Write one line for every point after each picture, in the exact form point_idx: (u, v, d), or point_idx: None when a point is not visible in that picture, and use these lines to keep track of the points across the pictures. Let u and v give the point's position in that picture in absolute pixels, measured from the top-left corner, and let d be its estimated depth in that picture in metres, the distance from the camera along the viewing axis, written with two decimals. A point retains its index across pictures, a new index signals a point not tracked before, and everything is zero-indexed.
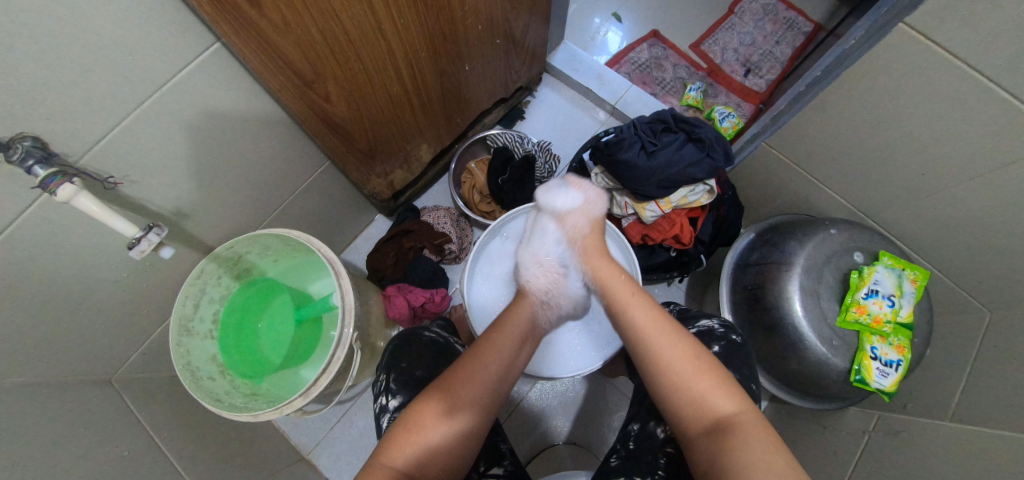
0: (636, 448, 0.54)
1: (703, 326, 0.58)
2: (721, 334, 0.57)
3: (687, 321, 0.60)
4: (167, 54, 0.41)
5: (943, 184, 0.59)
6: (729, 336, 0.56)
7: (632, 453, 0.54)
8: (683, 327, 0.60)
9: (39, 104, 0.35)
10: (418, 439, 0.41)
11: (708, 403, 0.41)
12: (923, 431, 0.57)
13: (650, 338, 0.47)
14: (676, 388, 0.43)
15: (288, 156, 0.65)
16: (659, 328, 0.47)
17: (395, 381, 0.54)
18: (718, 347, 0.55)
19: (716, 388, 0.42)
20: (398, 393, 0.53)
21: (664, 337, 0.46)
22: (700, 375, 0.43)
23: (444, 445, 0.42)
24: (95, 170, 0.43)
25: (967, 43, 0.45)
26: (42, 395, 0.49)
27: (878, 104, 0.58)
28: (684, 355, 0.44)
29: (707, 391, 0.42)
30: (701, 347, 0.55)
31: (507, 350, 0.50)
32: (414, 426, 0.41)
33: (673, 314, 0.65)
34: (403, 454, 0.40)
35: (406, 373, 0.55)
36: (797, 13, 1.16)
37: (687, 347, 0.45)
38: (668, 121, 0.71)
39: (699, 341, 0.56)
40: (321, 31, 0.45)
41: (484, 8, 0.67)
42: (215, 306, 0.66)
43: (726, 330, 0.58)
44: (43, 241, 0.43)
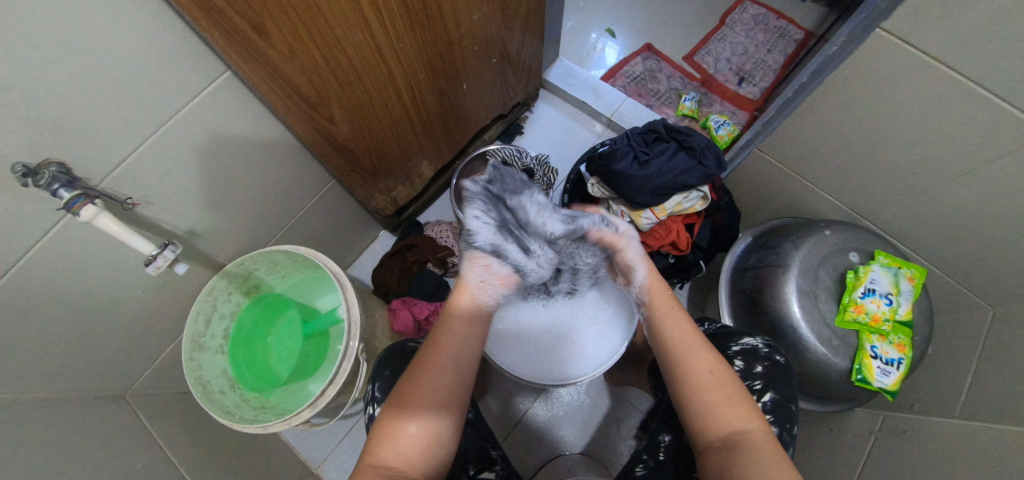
0: (667, 460, 0.55)
1: (746, 344, 0.57)
2: (766, 354, 0.56)
3: (728, 336, 0.59)
4: (183, 82, 0.44)
5: (933, 182, 0.60)
6: (773, 356, 0.55)
7: (662, 464, 0.55)
8: (724, 343, 0.59)
9: (65, 130, 0.38)
10: (400, 440, 0.41)
11: (720, 418, 0.42)
12: (930, 429, 0.57)
13: (678, 346, 0.49)
14: (693, 397, 0.45)
15: (296, 175, 0.68)
16: (687, 339, 0.49)
17: (379, 390, 0.55)
18: (760, 368, 0.54)
19: (727, 404, 0.43)
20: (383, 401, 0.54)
21: (691, 348, 0.48)
22: (717, 389, 0.44)
23: (428, 449, 0.42)
24: (114, 192, 0.46)
25: (940, 43, 0.47)
26: (59, 409, 0.50)
27: (863, 106, 0.59)
28: (704, 367, 0.46)
29: (722, 407, 0.43)
30: (743, 366, 0.55)
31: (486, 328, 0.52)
32: (394, 423, 0.42)
33: (707, 328, 0.63)
34: (383, 449, 0.41)
35: (390, 381, 0.56)
36: (787, 23, 1.19)
37: (710, 361, 0.47)
38: (660, 131, 0.73)
39: (744, 361, 0.55)
40: (325, 56, 0.48)
41: (480, 30, 0.71)
42: (226, 322, 0.68)
43: (770, 349, 0.56)
44: (65, 259, 0.46)
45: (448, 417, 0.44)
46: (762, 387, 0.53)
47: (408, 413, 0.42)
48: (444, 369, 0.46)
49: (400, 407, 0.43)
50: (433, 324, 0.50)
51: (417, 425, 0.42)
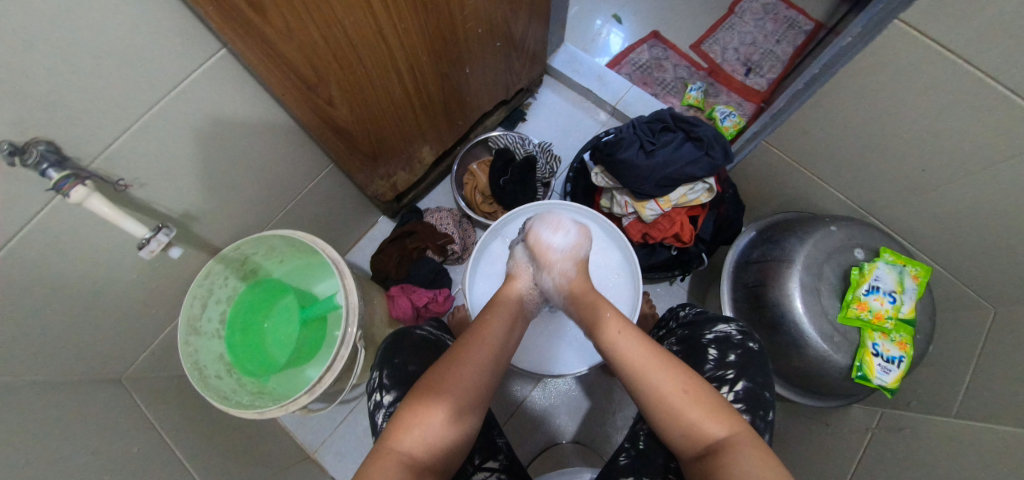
0: (646, 449, 0.54)
1: (720, 332, 0.56)
2: (738, 342, 0.55)
3: (703, 326, 0.59)
4: (174, 61, 0.42)
5: (943, 180, 0.59)
6: (746, 344, 0.55)
7: (642, 454, 0.54)
8: (699, 332, 0.59)
9: (52, 109, 0.36)
10: (422, 429, 0.41)
11: (701, 431, 0.41)
12: (927, 427, 0.57)
13: (643, 371, 0.46)
14: (669, 419, 0.43)
15: (293, 159, 0.66)
16: (653, 361, 0.46)
17: (388, 377, 0.55)
18: (733, 356, 0.54)
19: (711, 415, 0.42)
20: (391, 389, 0.54)
21: (655, 371, 0.45)
22: (693, 406, 0.43)
23: (446, 439, 0.42)
24: (106, 173, 0.44)
25: (961, 38, 0.45)
26: (52, 394, 0.50)
27: (877, 101, 0.58)
28: (676, 387, 0.44)
29: (702, 422, 0.42)
30: (716, 354, 0.54)
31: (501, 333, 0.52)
32: (418, 414, 0.41)
33: (689, 316, 0.64)
34: (407, 439, 0.40)
35: (399, 369, 0.55)
36: (798, 12, 1.16)
37: (679, 378, 0.44)
38: (666, 121, 0.71)
39: (717, 349, 0.55)
40: (324, 36, 0.46)
41: (484, 12, 0.68)
42: (222, 306, 0.67)
43: (743, 336, 0.56)
44: (56, 242, 0.44)
45: (471, 408, 0.44)
46: (735, 376, 0.52)
47: (434, 398, 0.42)
48: (473, 366, 0.46)
49: (425, 397, 0.42)
50: (463, 333, 0.50)
51: (444, 417, 0.42)
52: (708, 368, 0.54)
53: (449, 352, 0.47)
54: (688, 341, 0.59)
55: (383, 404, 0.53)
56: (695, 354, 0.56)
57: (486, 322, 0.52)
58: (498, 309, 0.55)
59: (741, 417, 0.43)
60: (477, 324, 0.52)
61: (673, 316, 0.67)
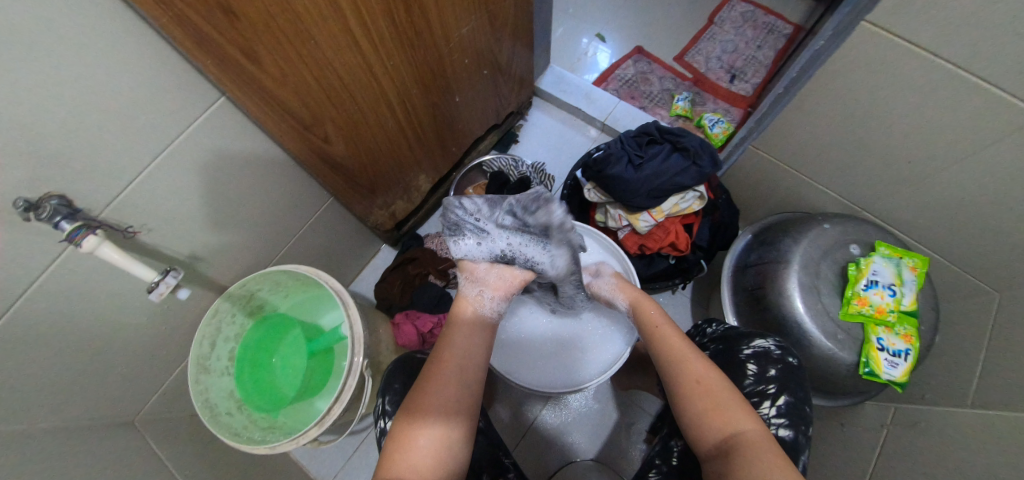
0: (680, 465, 0.53)
1: (759, 347, 0.54)
2: (779, 356, 0.53)
3: (740, 339, 0.57)
4: (177, 111, 0.45)
5: (930, 171, 0.60)
6: (787, 358, 0.52)
7: (676, 470, 0.53)
8: (736, 346, 0.56)
9: (65, 163, 0.39)
10: (411, 449, 0.41)
11: (717, 423, 0.42)
12: (942, 419, 0.56)
13: (676, 359, 0.49)
14: (689, 405, 0.45)
15: (294, 194, 0.69)
16: (682, 350, 0.49)
17: (390, 404, 0.55)
18: (774, 371, 0.52)
19: (728, 408, 0.43)
20: (393, 415, 0.54)
21: (688, 359, 0.48)
22: (714, 395, 0.44)
23: (435, 463, 0.41)
24: (115, 221, 0.46)
25: (924, 33, 0.47)
26: (66, 440, 0.50)
27: (855, 99, 0.59)
28: (701, 376, 0.46)
29: (717, 414, 0.43)
30: (756, 370, 0.52)
31: (465, 341, 0.50)
32: (405, 435, 0.42)
33: (718, 331, 0.61)
34: (395, 465, 0.40)
35: (399, 394, 0.55)
36: (775, 18, 1.20)
37: (707, 368, 0.47)
38: (652, 133, 0.73)
39: (756, 364, 0.53)
40: (317, 78, 0.49)
41: (469, 42, 0.72)
42: (231, 344, 0.69)
43: (783, 351, 0.54)
44: (69, 290, 0.46)
45: (458, 424, 0.44)
46: (776, 392, 0.50)
47: (419, 413, 0.43)
48: (463, 337, 0.50)
49: (410, 418, 0.43)
50: (440, 331, 0.52)
51: (425, 437, 0.42)
52: (748, 383, 0.52)
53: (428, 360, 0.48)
54: (723, 356, 0.57)
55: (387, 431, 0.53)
56: (734, 368, 0.54)
57: (447, 334, 0.51)
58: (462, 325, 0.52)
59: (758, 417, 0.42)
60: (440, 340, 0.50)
61: (700, 333, 0.65)
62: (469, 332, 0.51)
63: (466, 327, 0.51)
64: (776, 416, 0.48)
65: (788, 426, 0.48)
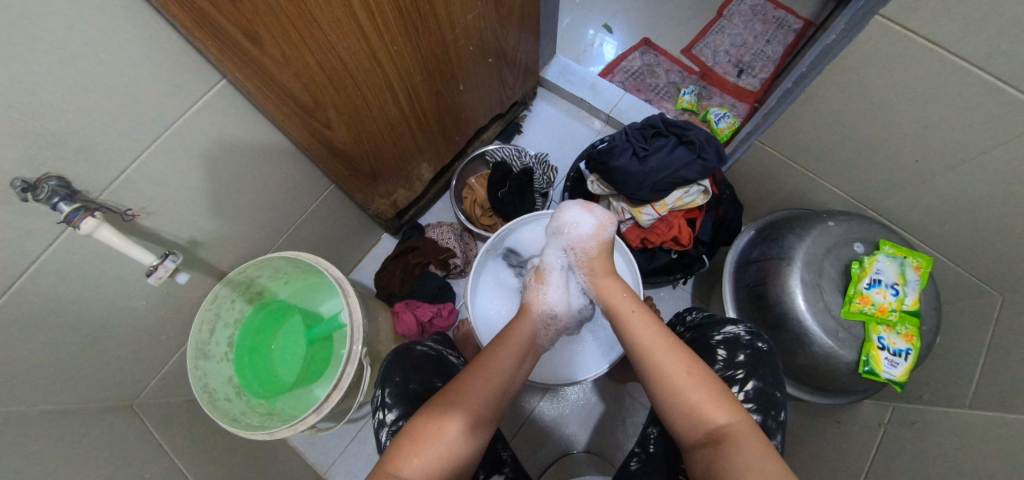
0: (656, 451, 0.54)
1: (729, 333, 0.56)
2: (748, 342, 0.55)
3: (711, 327, 0.59)
4: (175, 93, 0.44)
5: (939, 170, 0.59)
6: (755, 344, 0.55)
7: (652, 456, 0.54)
8: (707, 334, 0.59)
9: (62, 145, 0.38)
10: (422, 456, 0.40)
11: (703, 415, 0.42)
12: (940, 419, 0.56)
13: (647, 348, 0.48)
14: (669, 394, 0.44)
15: (295, 181, 0.68)
16: (659, 341, 0.48)
17: (390, 395, 0.55)
18: (743, 356, 0.53)
19: (711, 402, 0.42)
20: (393, 407, 0.54)
21: (661, 350, 0.47)
22: (696, 387, 0.43)
23: (449, 464, 0.41)
24: (114, 204, 0.46)
25: (939, 29, 0.46)
26: (64, 423, 0.50)
27: (866, 97, 0.58)
28: (679, 368, 0.45)
29: (703, 406, 0.42)
30: (726, 355, 0.54)
31: (512, 363, 0.51)
32: (422, 438, 0.41)
33: (696, 319, 0.64)
34: (410, 465, 0.40)
35: (401, 387, 0.55)
36: (786, 12, 1.18)
37: (685, 360, 0.45)
38: (658, 126, 0.72)
39: (726, 350, 0.54)
40: (319, 62, 0.48)
41: (475, 29, 0.70)
42: (230, 329, 0.68)
43: (753, 337, 0.56)
44: (66, 273, 0.46)
45: (477, 435, 0.44)
46: (745, 376, 0.52)
47: (447, 419, 0.43)
48: (513, 354, 0.52)
49: (433, 420, 0.43)
50: (492, 342, 0.53)
51: (446, 445, 0.42)
52: (717, 368, 0.54)
53: (474, 365, 0.48)
54: (696, 344, 0.59)
55: (388, 423, 0.53)
56: (706, 354, 0.56)
57: (496, 350, 0.51)
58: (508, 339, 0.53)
59: (741, 408, 0.43)
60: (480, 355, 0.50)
61: (680, 321, 0.68)
62: (509, 349, 0.52)
63: (518, 347, 0.53)
64: (745, 401, 0.50)
65: (755, 411, 0.49)
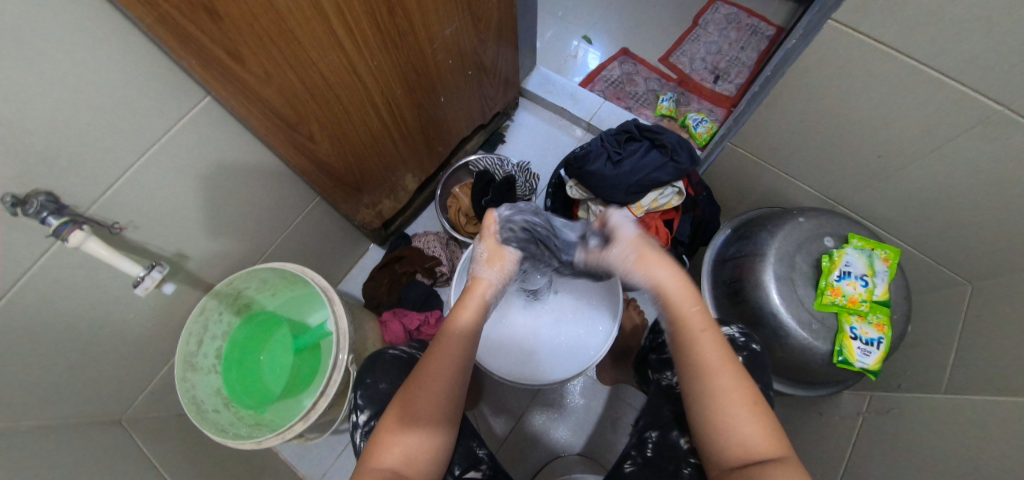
0: (655, 456, 0.54)
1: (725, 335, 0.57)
2: (743, 344, 0.56)
3: None
4: (163, 110, 0.46)
5: (901, 164, 0.62)
6: (750, 346, 0.56)
7: (651, 460, 0.55)
8: None
9: (52, 161, 0.40)
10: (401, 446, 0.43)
11: (751, 448, 0.40)
12: (915, 406, 0.57)
13: (709, 371, 0.44)
14: (717, 429, 0.42)
15: (280, 193, 0.70)
16: (726, 366, 0.44)
17: (361, 398, 0.57)
18: (740, 358, 0.54)
19: (762, 435, 0.40)
20: (365, 408, 0.56)
21: (724, 376, 0.43)
22: (751, 421, 0.41)
23: (426, 458, 0.44)
24: (102, 218, 0.47)
25: (887, 30, 0.49)
26: (50, 437, 0.51)
27: (826, 96, 0.61)
28: (740, 398, 0.42)
29: (752, 440, 0.40)
30: None
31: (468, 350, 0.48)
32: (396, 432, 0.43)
33: None
34: (388, 455, 0.42)
35: (371, 388, 0.57)
36: (758, 20, 1.23)
37: (747, 389, 0.42)
38: (631, 131, 0.75)
39: None
40: (301, 77, 0.51)
41: (453, 43, 0.73)
42: (218, 342, 0.69)
43: (747, 338, 0.57)
44: (55, 286, 0.47)
45: (446, 424, 0.45)
46: None
47: (415, 418, 0.44)
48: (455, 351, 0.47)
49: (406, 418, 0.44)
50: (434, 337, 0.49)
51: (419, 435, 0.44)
52: None
53: (431, 349, 0.47)
54: None
55: (361, 424, 0.55)
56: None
57: (444, 342, 0.47)
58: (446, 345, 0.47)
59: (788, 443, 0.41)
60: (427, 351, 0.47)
61: None
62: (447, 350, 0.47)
63: (467, 336, 0.48)
64: None
65: None
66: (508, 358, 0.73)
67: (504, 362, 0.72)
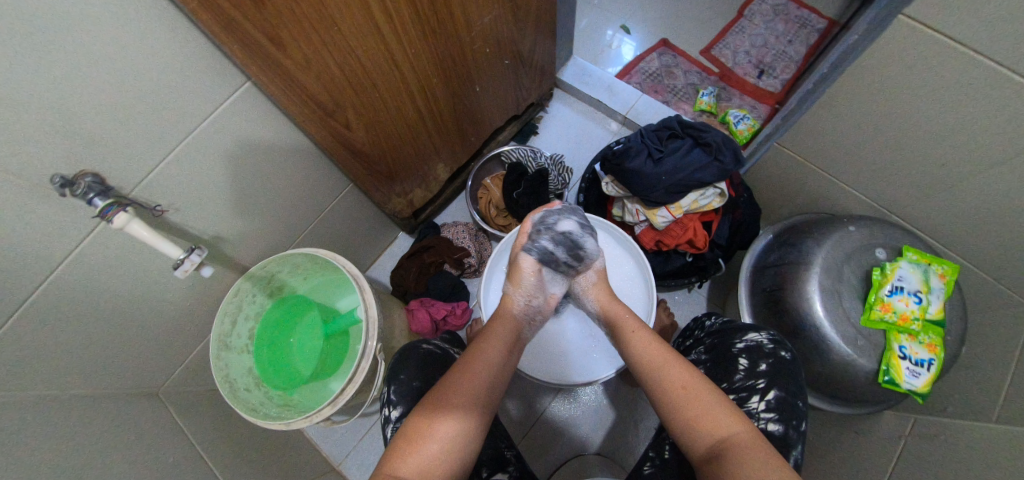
0: (673, 458, 0.53)
1: (750, 341, 0.54)
2: (770, 350, 0.53)
3: (733, 334, 0.57)
4: (204, 94, 0.46)
5: (969, 175, 0.57)
6: (778, 352, 0.52)
7: (667, 462, 0.53)
8: (729, 340, 0.57)
9: (99, 144, 0.40)
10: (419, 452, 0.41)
11: (706, 429, 0.41)
12: (964, 432, 0.55)
13: (652, 368, 0.49)
14: (673, 417, 0.44)
15: (315, 180, 0.70)
16: (659, 358, 0.49)
17: (395, 393, 0.56)
18: (764, 365, 0.52)
19: (708, 413, 0.42)
20: (398, 404, 0.55)
21: (662, 367, 0.48)
22: (694, 401, 0.43)
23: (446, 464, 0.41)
24: (145, 200, 0.48)
25: (968, 29, 0.45)
26: (94, 408, 0.53)
27: (890, 100, 0.57)
28: (678, 383, 0.46)
29: (703, 420, 0.42)
30: (747, 365, 0.53)
31: (497, 359, 0.52)
32: (416, 435, 0.42)
33: (716, 325, 0.61)
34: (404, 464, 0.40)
35: (405, 385, 0.56)
36: (809, 11, 1.16)
37: (684, 375, 0.46)
38: (674, 128, 0.71)
39: (748, 358, 0.53)
40: (339, 65, 0.50)
41: (492, 31, 0.71)
42: (251, 323, 0.70)
43: (775, 345, 0.53)
44: (100, 266, 0.48)
45: (468, 430, 0.43)
46: (765, 386, 0.50)
47: (437, 418, 0.43)
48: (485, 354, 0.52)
49: (421, 418, 0.43)
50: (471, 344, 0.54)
51: (437, 442, 0.41)
52: (738, 378, 0.52)
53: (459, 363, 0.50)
54: (716, 350, 0.57)
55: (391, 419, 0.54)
56: (725, 364, 0.55)
57: (478, 347, 0.53)
58: (491, 334, 0.55)
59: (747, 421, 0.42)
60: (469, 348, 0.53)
61: (698, 326, 0.65)
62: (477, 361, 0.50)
63: (502, 345, 0.54)
64: (764, 411, 0.48)
65: (777, 421, 0.48)
66: (540, 360, 0.72)
67: (538, 363, 0.72)
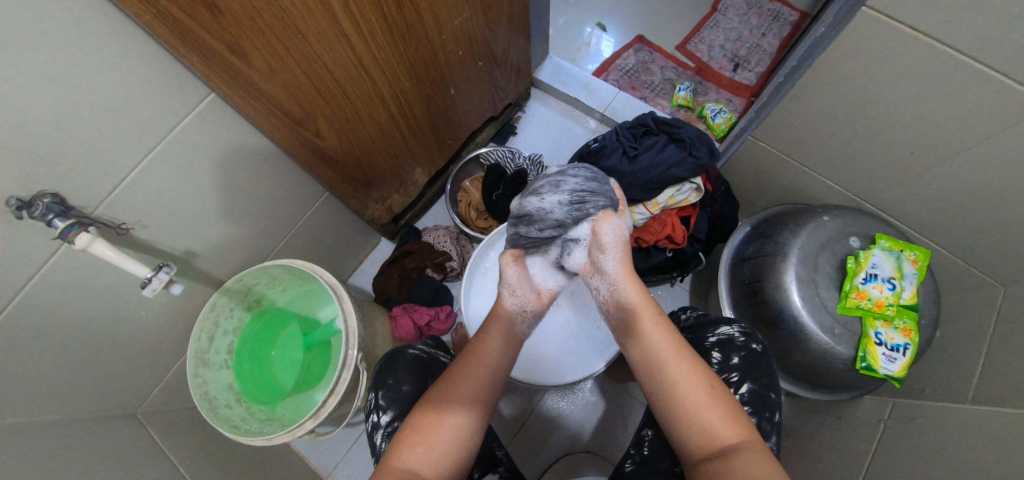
0: (651, 455, 0.53)
1: (722, 335, 0.55)
2: (742, 343, 0.54)
3: (705, 328, 0.57)
4: (165, 108, 0.45)
5: (935, 161, 0.58)
6: (749, 345, 0.53)
7: (647, 459, 0.54)
8: (702, 334, 0.57)
9: (56, 164, 0.39)
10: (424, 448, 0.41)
11: (715, 434, 0.40)
12: (939, 414, 0.56)
13: (664, 360, 0.45)
14: (682, 416, 0.42)
15: (288, 190, 0.69)
16: (676, 354, 0.45)
17: (384, 398, 0.56)
18: (737, 358, 0.52)
19: (722, 420, 0.41)
20: (387, 409, 0.55)
21: (679, 363, 0.44)
22: (711, 406, 0.42)
23: (449, 459, 0.42)
24: (109, 219, 0.47)
25: (927, 18, 0.45)
26: (66, 434, 0.51)
27: (857, 89, 0.57)
28: (698, 385, 0.43)
29: (717, 424, 0.41)
30: (720, 358, 0.53)
31: (496, 350, 0.50)
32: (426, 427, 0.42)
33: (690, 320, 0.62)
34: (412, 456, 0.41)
35: (396, 389, 0.56)
36: (781, 4, 1.17)
37: (702, 376, 0.44)
38: (648, 125, 0.72)
39: (720, 352, 0.53)
40: (307, 73, 0.49)
41: (463, 33, 0.70)
42: (229, 337, 0.69)
43: (746, 338, 0.54)
44: (64, 287, 0.47)
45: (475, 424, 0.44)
46: (739, 380, 0.51)
47: (443, 411, 0.43)
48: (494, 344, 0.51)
49: (429, 410, 0.44)
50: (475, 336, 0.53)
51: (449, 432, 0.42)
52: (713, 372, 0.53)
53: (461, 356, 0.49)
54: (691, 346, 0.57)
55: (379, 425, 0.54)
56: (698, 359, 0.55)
57: (480, 340, 0.51)
58: (495, 324, 0.53)
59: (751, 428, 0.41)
60: (474, 341, 0.52)
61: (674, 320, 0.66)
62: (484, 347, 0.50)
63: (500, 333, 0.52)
64: None
65: (752, 413, 0.49)
66: (530, 366, 0.72)
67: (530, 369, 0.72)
